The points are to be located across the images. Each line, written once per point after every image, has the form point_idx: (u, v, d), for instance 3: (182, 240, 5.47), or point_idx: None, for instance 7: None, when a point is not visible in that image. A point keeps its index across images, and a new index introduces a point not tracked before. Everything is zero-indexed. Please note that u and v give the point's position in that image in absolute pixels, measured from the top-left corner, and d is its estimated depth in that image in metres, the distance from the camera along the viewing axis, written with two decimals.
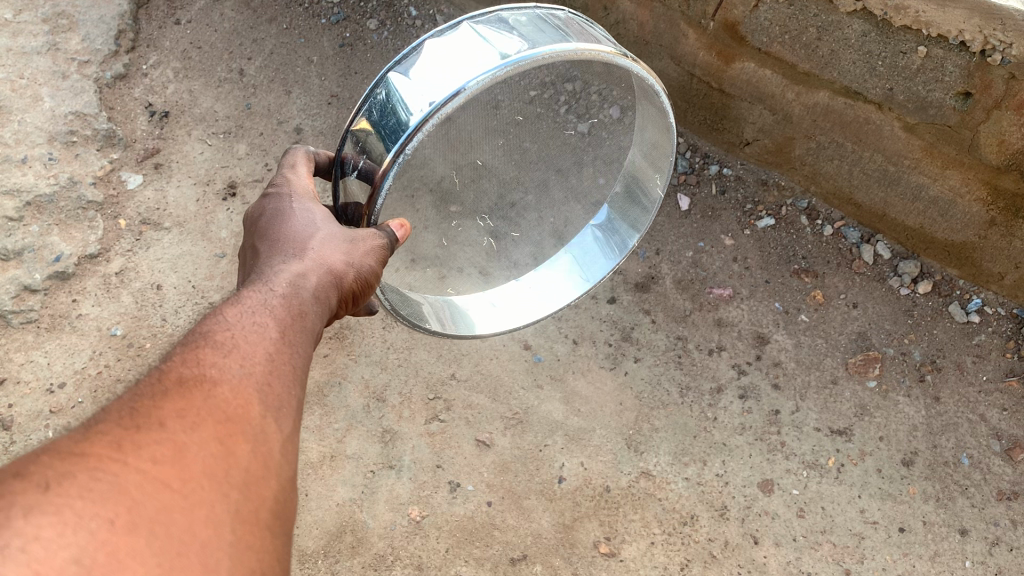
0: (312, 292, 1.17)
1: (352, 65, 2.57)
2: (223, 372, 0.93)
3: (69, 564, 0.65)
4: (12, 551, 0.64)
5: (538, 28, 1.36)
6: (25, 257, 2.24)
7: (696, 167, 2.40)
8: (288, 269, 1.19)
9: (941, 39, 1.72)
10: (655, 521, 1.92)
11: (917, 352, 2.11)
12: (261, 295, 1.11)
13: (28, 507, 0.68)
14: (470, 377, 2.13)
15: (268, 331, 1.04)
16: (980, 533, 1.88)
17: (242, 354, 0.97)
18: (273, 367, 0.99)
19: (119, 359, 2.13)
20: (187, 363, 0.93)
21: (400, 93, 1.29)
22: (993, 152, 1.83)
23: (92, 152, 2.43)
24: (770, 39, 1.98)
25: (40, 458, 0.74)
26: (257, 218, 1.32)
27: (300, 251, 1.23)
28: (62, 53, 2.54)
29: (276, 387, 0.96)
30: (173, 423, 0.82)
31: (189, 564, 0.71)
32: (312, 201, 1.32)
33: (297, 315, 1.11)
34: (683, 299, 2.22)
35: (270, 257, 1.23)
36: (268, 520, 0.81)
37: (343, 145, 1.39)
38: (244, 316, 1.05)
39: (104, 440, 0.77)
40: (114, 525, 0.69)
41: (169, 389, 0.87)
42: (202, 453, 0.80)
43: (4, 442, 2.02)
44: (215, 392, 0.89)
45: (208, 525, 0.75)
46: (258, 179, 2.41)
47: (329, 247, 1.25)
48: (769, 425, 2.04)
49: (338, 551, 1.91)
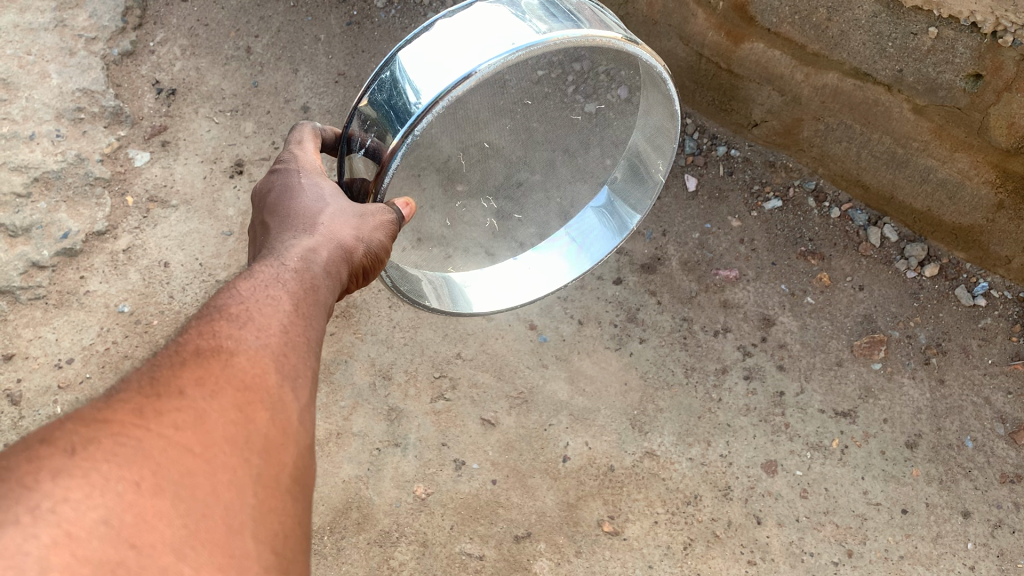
0: (322, 267, 1.18)
1: (359, 44, 2.55)
2: (239, 343, 0.93)
3: (98, 524, 0.66)
4: (41, 512, 0.65)
5: (549, 8, 1.35)
6: (33, 234, 2.25)
7: (704, 148, 2.39)
8: (299, 245, 1.19)
9: (952, 20, 1.72)
10: (658, 500, 1.93)
11: (923, 335, 2.11)
12: (274, 269, 1.12)
13: (56, 471, 0.69)
14: (476, 357, 2.14)
15: (283, 304, 1.04)
16: (982, 516, 1.89)
17: (257, 326, 0.98)
18: (288, 338, 0.99)
19: (127, 336, 2.14)
20: (204, 335, 0.93)
21: (411, 71, 1.28)
22: (1002, 134, 1.82)
23: (99, 129, 2.43)
24: (780, 19, 1.97)
25: (65, 425, 0.75)
26: (266, 195, 1.32)
27: (310, 226, 1.23)
28: (69, 30, 2.54)
29: (292, 357, 0.97)
30: (192, 391, 0.82)
31: (214, 524, 0.72)
32: (321, 177, 1.33)
33: (310, 289, 1.11)
34: (688, 281, 2.23)
35: (280, 233, 1.23)
36: (289, 485, 0.82)
37: (349, 122, 1.38)
38: (258, 290, 1.06)
39: (125, 408, 0.78)
40: (140, 488, 0.70)
41: (187, 360, 0.88)
42: (222, 420, 0.81)
43: (12, 417, 2.03)
44: (232, 361, 0.90)
45: (231, 488, 0.75)
46: (265, 157, 2.41)
47: (339, 222, 1.25)
48: (774, 407, 2.04)
49: (344, 527, 1.93)
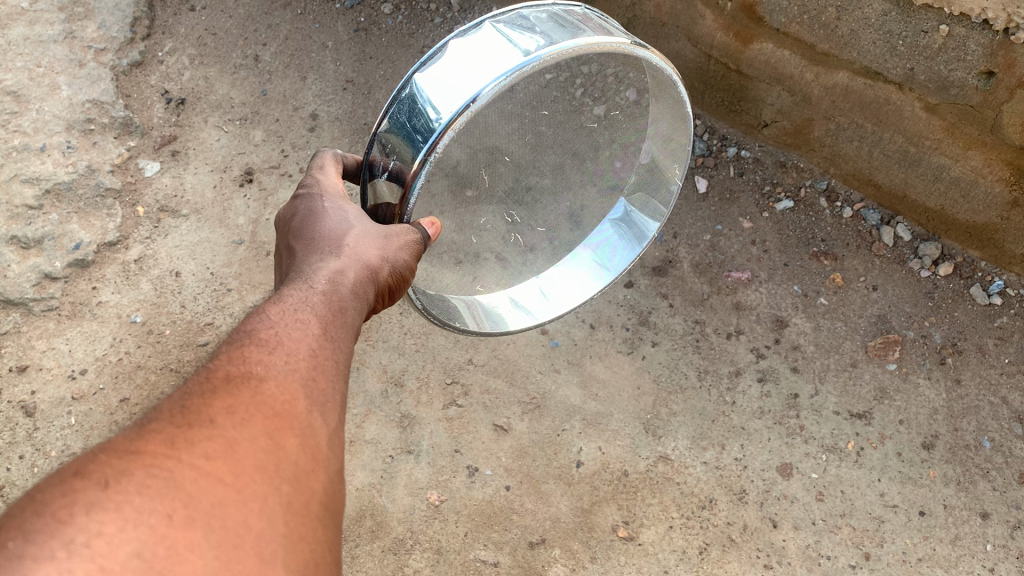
0: (349, 289, 1.18)
1: (366, 50, 2.56)
2: (268, 369, 0.94)
3: (131, 558, 0.66)
4: (76, 547, 0.65)
5: (557, 23, 1.36)
6: (45, 245, 2.26)
7: (714, 149, 2.37)
8: (325, 267, 1.19)
9: (964, 18, 1.71)
10: (673, 505, 1.92)
11: (938, 335, 2.09)
12: (302, 292, 1.12)
13: (90, 504, 0.69)
14: (488, 363, 2.14)
15: (311, 328, 1.04)
16: (1002, 517, 1.87)
17: (286, 351, 0.98)
18: (316, 362, 0.99)
19: (139, 346, 2.15)
20: (234, 361, 0.94)
21: (427, 93, 1.28)
22: (1016, 132, 1.81)
23: (109, 140, 2.44)
24: (789, 19, 1.96)
25: (98, 456, 0.75)
26: (290, 219, 1.33)
27: (336, 248, 1.23)
28: (78, 42, 2.55)
29: (321, 382, 0.97)
30: (223, 420, 0.83)
31: (246, 555, 0.72)
32: (345, 200, 1.33)
33: (338, 311, 1.11)
34: (700, 283, 2.21)
35: (306, 256, 1.23)
36: (319, 512, 0.82)
37: (370, 148, 1.39)
38: (286, 314, 1.06)
39: (158, 438, 0.78)
40: (172, 520, 0.70)
41: (217, 387, 0.88)
42: (253, 447, 0.81)
43: (27, 429, 2.04)
44: (262, 388, 0.90)
45: (262, 517, 0.76)
46: (275, 166, 2.41)
47: (364, 243, 1.25)
48: (788, 409, 2.03)
49: (358, 535, 1.92)
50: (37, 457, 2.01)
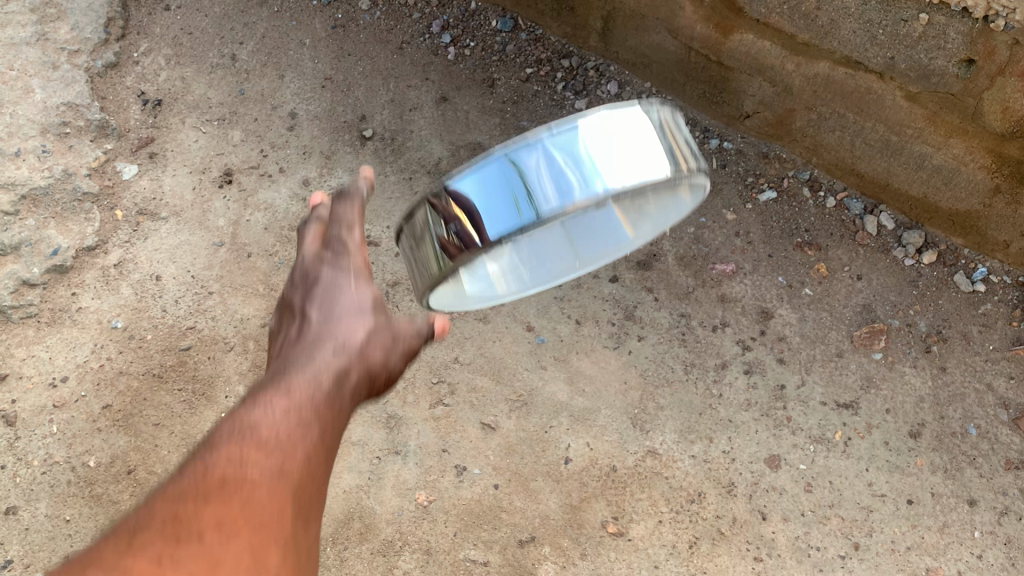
0: (348, 393, 1.16)
1: (345, 47, 2.54)
2: (261, 471, 0.95)
3: None
4: None
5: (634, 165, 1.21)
6: (22, 251, 2.23)
7: (696, 142, 2.36)
8: (332, 363, 1.17)
9: (943, 6, 1.70)
10: (662, 500, 1.92)
11: (923, 323, 2.10)
12: (305, 391, 1.10)
13: None
14: (473, 361, 2.10)
15: (307, 433, 1.04)
16: (989, 504, 1.88)
17: (281, 455, 0.98)
18: (307, 469, 1.00)
19: (121, 352, 2.12)
20: (230, 459, 0.95)
21: (544, 164, 1.17)
22: (997, 119, 1.81)
23: (85, 143, 2.40)
24: (769, 9, 1.95)
25: None
26: (307, 275, 1.29)
27: (345, 341, 1.21)
28: (51, 43, 2.51)
29: (308, 492, 0.98)
30: (211, 535, 0.84)
31: None
32: (364, 278, 1.29)
33: (332, 419, 1.10)
34: (685, 276, 2.20)
35: (313, 338, 1.20)
36: None
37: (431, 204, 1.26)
38: (287, 415, 1.05)
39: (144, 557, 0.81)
40: None
41: (210, 494, 0.90)
42: (235, 567, 0.82)
43: (8, 439, 2.02)
44: (253, 494, 0.91)
45: None
46: (254, 166, 2.39)
47: (370, 336, 1.23)
48: (775, 401, 2.02)
49: (347, 538, 1.92)
50: (19, 467, 1.99)
